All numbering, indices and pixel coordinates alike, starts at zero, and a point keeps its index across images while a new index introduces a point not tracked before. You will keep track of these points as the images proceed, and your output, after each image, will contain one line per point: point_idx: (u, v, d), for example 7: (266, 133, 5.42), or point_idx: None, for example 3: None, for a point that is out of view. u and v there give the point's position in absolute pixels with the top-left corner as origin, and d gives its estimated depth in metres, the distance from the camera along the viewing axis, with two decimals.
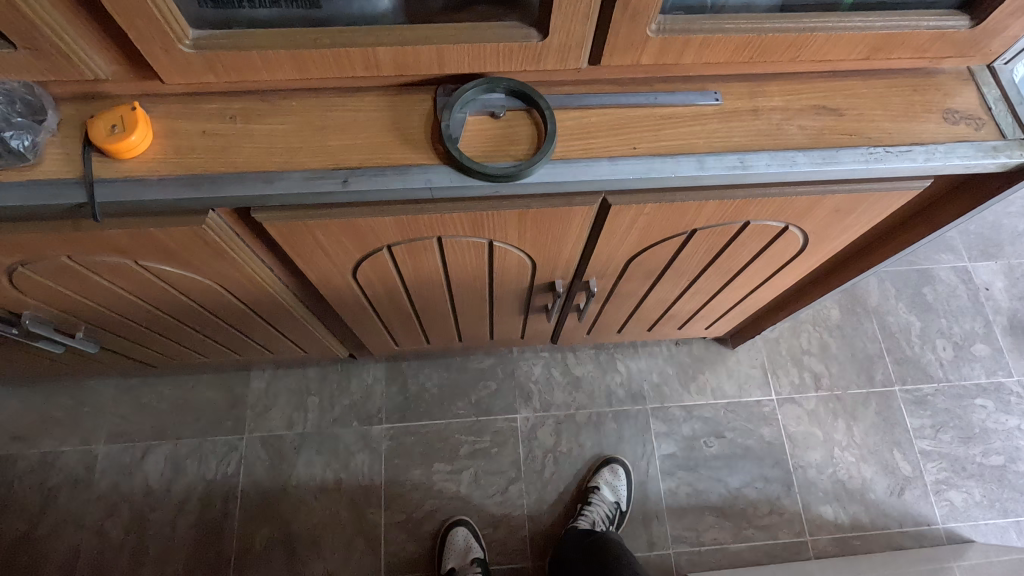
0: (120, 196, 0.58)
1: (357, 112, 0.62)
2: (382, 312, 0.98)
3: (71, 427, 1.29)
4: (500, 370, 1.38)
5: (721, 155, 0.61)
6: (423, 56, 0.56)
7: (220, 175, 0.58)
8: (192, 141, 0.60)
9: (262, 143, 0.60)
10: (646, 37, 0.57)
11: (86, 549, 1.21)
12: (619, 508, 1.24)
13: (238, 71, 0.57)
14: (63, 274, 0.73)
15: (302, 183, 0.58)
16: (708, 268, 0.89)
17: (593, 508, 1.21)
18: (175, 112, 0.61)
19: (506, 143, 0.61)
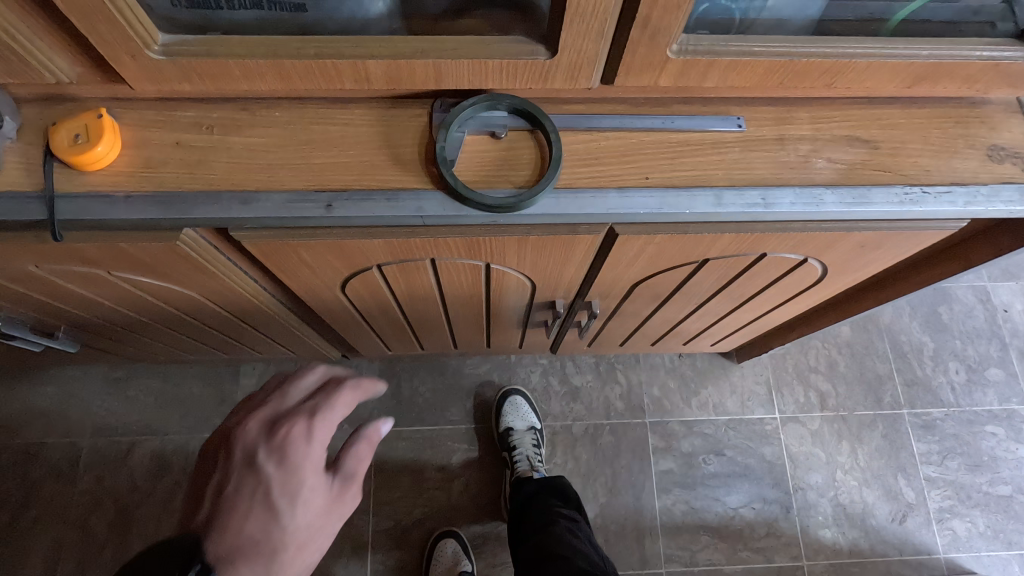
0: (86, 214, 0.53)
1: (345, 126, 0.57)
2: (373, 322, 0.94)
3: (57, 418, 1.26)
4: (496, 376, 1.35)
5: (741, 190, 0.56)
6: (417, 70, 0.51)
7: (194, 194, 0.53)
8: (164, 153, 0.55)
9: (241, 158, 0.55)
10: (665, 58, 0.51)
11: (69, 544, 1.19)
12: (538, 429, 1.27)
13: (214, 80, 0.52)
14: (33, 282, 0.69)
15: (283, 206, 0.53)
16: (719, 294, 0.84)
17: (519, 448, 1.22)
18: (147, 119, 0.56)
19: (507, 167, 0.56)
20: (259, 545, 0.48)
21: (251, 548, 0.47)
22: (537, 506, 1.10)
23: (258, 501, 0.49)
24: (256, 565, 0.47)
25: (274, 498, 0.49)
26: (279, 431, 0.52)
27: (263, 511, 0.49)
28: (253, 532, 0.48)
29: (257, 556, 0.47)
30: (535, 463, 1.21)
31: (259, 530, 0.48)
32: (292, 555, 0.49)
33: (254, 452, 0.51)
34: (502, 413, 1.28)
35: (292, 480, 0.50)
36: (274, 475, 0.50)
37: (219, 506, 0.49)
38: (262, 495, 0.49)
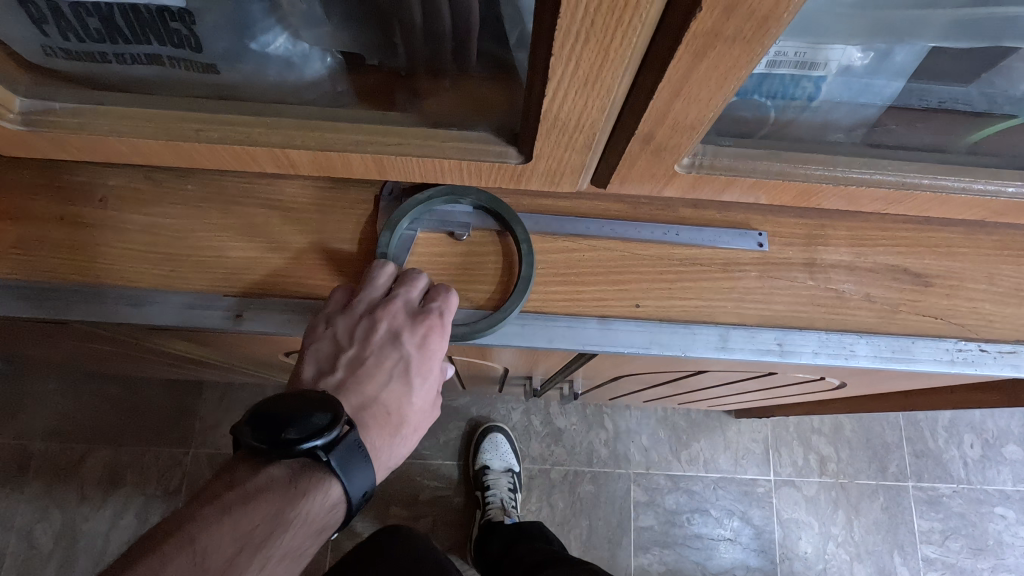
0: None
1: (272, 209, 0.46)
2: None
3: (7, 419, 1.20)
4: (475, 410, 1.26)
5: (753, 331, 0.45)
6: (355, 163, 0.40)
7: (74, 289, 0.43)
8: (45, 231, 0.44)
9: (140, 244, 0.45)
10: (672, 173, 0.39)
11: (13, 554, 1.14)
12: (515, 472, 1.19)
13: (99, 154, 0.42)
14: None
15: (183, 312, 0.43)
16: (719, 386, 0.74)
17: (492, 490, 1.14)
18: (27, 183, 0.45)
19: (465, 277, 0.46)
20: (391, 416, 0.44)
21: (384, 421, 0.43)
22: (530, 547, 1.01)
23: (397, 374, 0.44)
24: (389, 435, 0.43)
25: (412, 378, 0.44)
26: (423, 316, 0.42)
27: (400, 386, 0.44)
28: (388, 402, 0.44)
29: (389, 427, 0.44)
30: (506, 509, 1.12)
31: (393, 402, 0.44)
32: (415, 427, 0.46)
33: (396, 330, 0.43)
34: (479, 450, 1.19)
35: (430, 364, 0.45)
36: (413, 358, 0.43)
37: (356, 371, 0.43)
38: (402, 373, 0.44)
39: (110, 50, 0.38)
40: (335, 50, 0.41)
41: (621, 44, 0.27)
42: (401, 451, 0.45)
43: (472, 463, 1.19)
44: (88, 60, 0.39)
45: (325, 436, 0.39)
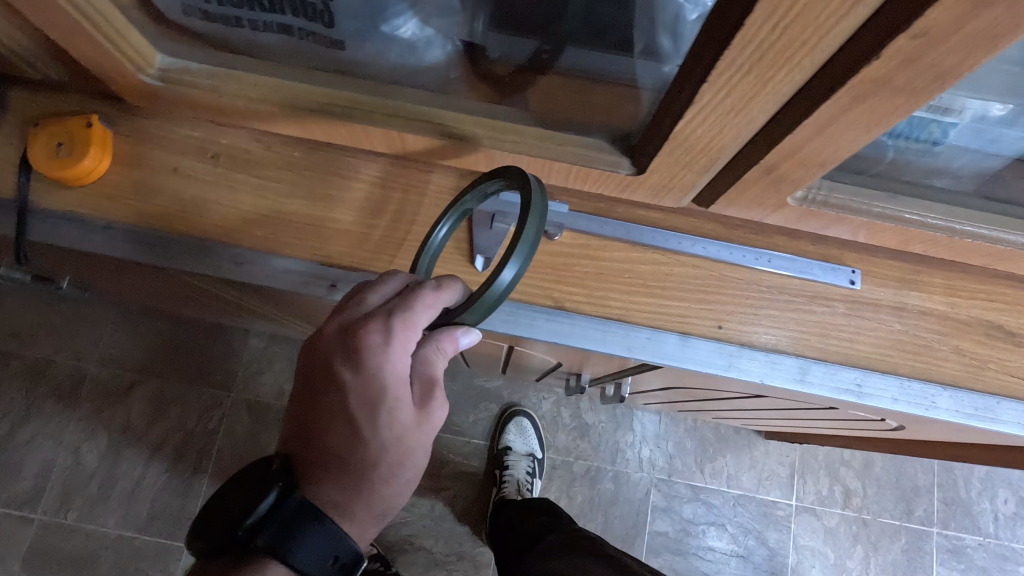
0: (55, 238, 0.45)
1: (372, 186, 0.47)
2: None
3: (67, 339, 1.26)
4: (507, 393, 1.28)
5: (833, 368, 0.45)
6: (466, 152, 0.41)
7: (181, 239, 0.45)
8: (159, 181, 0.46)
9: (245, 203, 0.46)
10: (783, 203, 0.39)
11: (60, 466, 1.21)
12: (537, 459, 1.21)
13: (223, 112, 0.43)
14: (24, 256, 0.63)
15: (281, 276, 0.45)
16: (768, 410, 0.73)
17: (511, 471, 1.16)
18: (146, 133, 0.47)
19: (555, 277, 0.46)
20: (346, 463, 0.40)
21: (341, 468, 0.40)
22: (535, 523, 1.02)
23: (342, 414, 0.40)
24: (346, 484, 0.40)
25: (359, 415, 0.40)
26: (353, 336, 0.39)
27: (348, 423, 0.40)
28: (341, 445, 0.40)
29: (346, 475, 0.40)
30: (522, 491, 1.15)
31: (346, 444, 0.40)
32: (390, 473, 0.41)
33: (335, 360, 0.40)
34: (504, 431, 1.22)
35: (378, 396, 0.39)
36: (354, 387, 0.39)
37: (312, 411, 0.42)
38: (346, 410, 0.40)
39: (245, 15, 0.38)
40: (457, 37, 0.41)
41: (781, 81, 0.27)
42: (376, 502, 0.41)
43: (496, 443, 1.22)
44: (222, 23, 0.39)
45: (257, 509, 0.38)
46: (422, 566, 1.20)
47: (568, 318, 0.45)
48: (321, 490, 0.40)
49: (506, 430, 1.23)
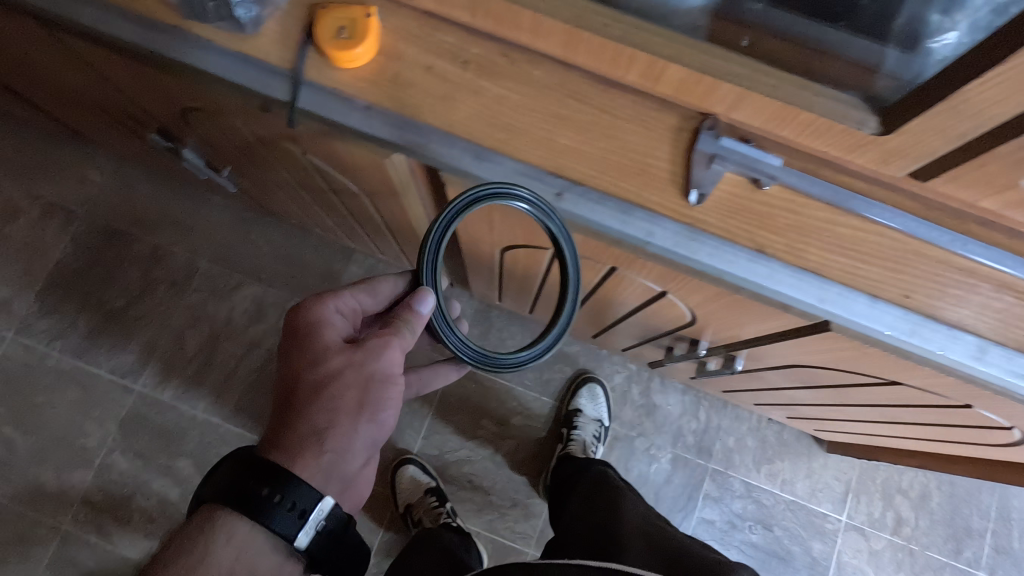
0: (323, 110, 0.52)
1: (601, 114, 0.51)
2: (506, 279, 0.92)
3: (186, 233, 1.35)
4: (582, 360, 1.32)
5: (1009, 352, 0.49)
6: (717, 91, 0.44)
7: (429, 129, 0.51)
8: (414, 76, 0.51)
9: (486, 109, 0.51)
10: (1015, 187, 0.42)
11: (163, 346, 1.31)
12: (604, 426, 1.25)
13: (496, 22, 0.47)
14: (236, 133, 0.70)
15: (515, 176, 0.51)
16: (876, 406, 0.77)
17: (579, 431, 1.21)
18: (407, 32, 0.52)
19: (758, 224, 0.49)
20: (292, 401, 0.62)
21: (289, 407, 0.62)
22: (587, 474, 1.05)
23: (285, 371, 0.64)
24: (294, 416, 0.61)
25: (297, 363, 0.63)
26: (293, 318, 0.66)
27: (289, 368, 0.64)
28: (289, 392, 0.63)
29: (293, 409, 0.62)
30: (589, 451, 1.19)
31: (292, 389, 0.63)
32: (315, 394, 0.61)
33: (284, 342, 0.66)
34: (577, 395, 1.27)
35: (309, 345, 0.64)
36: (293, 346, 0.64)
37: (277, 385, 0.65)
38: (289, 365, 0.64)
39: None
40: None
41: None
42: (309, 421, 0.61)
43: (568, 404, 1.27)
44: None
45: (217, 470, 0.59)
46: (477, 504, 1.27)
47: (767, 263, 0.49)
48: (281, 430, 0.61)
49: (578, 394, 1.27)
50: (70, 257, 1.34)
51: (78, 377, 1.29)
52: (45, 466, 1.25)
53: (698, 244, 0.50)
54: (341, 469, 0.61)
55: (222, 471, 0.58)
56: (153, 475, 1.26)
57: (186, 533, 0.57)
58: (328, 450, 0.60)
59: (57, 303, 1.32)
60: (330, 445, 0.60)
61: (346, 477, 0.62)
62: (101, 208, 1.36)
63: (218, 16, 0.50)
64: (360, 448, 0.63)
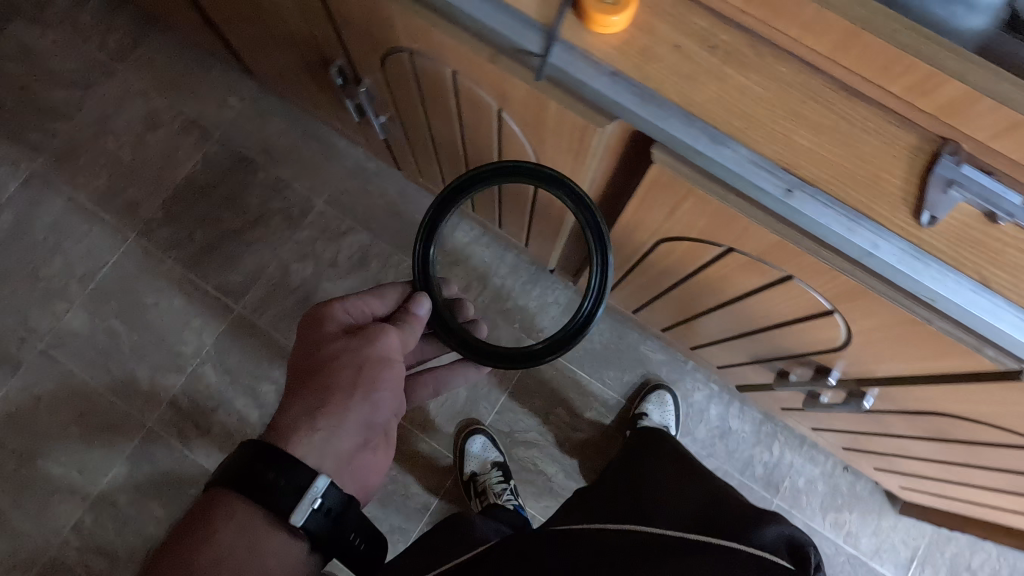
0: (568, 69, 0.54)
1: (839, 119, 0.51)
2: (635, 273, 0.93)
3: (309, 171, 1.40)
4: (665, 371, 1.32)
5: None
6: (988, 118, 0.44)
7: (668, 104, 0.52)
8: (661, 52, 0.52)
9: (726, 94, 0.51)
10: None
11: (269, 274, 1.36)
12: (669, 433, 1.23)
13: (769, 12, 0.48)
14: (434, 80, 0.73)
15: (746, 165, 0.52)
16: (1006, 472, 0.75)
17: None
18: (661, 8, 0.52)
19: (987, 258, 0.49)
20: (294, 388, 0.68)
21: (293, 395, 0.68)
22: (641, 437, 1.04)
23: (294, 364, 0.71)
24: (295, 402, 0.67)
25: (305, 356, 0.71)
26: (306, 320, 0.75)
27: (296, 358, 0.72)
28: (293, 382, 0.69)
29: (295, 396, 0.67)
30: None
31: (296, 379, 0.69)
32: (316, 379, 0.67)
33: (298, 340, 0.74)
34: (644, 399, 1.27)
35: (315, 338, 0.71)
36: (303, 342, 0.72)
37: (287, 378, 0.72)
38: (299, 358, 0.71)
39: None
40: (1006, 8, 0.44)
41: None
42: (308, 404, 0.66)
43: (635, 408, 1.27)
44: None
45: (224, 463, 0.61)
46: (537, 488, 1.28)
47: (989, 298, 0.49)
48: (283, 415, 0.66)
49: (646, 399, 1.27)
50: (198, 172, 1.40)
51: (186, 287, 1.35)
52: (142, 364, 1.31)
53: (921, 265, 0.50)
54: (333, 448, 0.65)
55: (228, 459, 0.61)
56: (237, 393, 1.31)
57: (185, 529, 0.59)
58: (322, 428, 0.65)
59: (179, 214, 1.38)
60: (323, 423, 0.65)
61: (338, 457, 0.65)
62: (234, 132, 1.42)
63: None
64: (353, 428, 0.66)
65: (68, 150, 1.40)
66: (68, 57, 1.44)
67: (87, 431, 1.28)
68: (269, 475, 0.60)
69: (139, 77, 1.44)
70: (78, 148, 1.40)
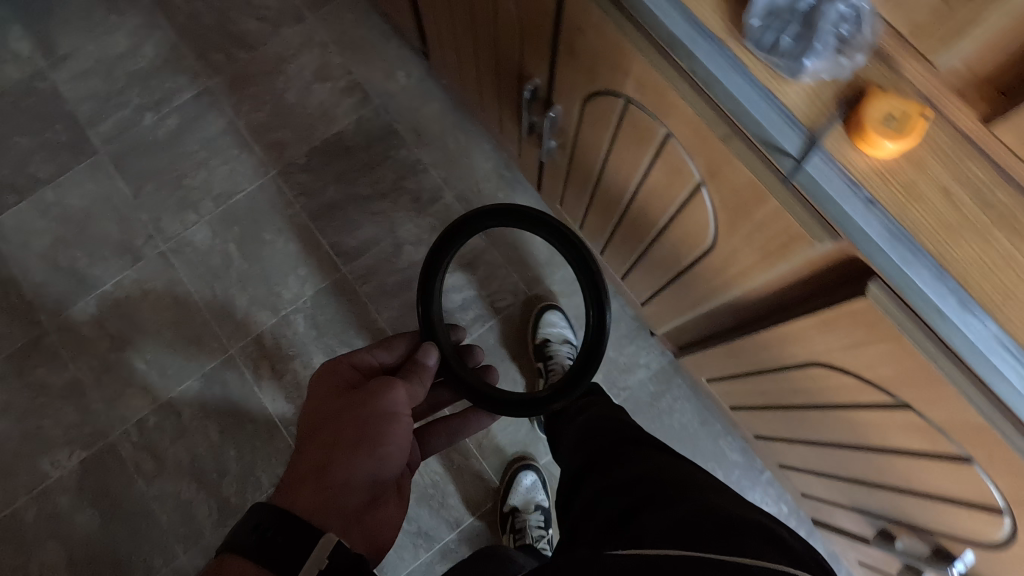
0: (819, 180, 0.51)
1: None
2: (758, 378, 0.88)
3: (448, 162, 1.42)
4: (736, 473, 1.25)
5: None
6: None
7: (922, 251, 0.47)
8: (928, 192, 0.47)
9: (991, 261, 0.45)
10: None
11: (381, 247, 1.39)
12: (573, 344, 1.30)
13: None
14: (640, 133, 0.71)
15: (991, 343, 0.47)
16: None
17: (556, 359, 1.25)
18: (941, 145, 0.47)
19: None
20: (302, 444, 0.69)
21: (300, 452, 0.68)
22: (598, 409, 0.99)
23: (302, 421, 0.73)
24: (303, 459, 0.67)
25: (314, 412, 0.73)
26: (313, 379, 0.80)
27: (301, 421, 0.74)
28: (301, 439, 0.70)
29: (303, 452, 0.68)
30: None
31: (304, 436, 0.71)
32: (324, 433, 0.69)
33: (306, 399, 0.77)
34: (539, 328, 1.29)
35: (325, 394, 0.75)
36: (312, 399, 0.76)
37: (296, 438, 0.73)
38: (307, 414, 0.74)
39: None
40: None
41: None
42: (315, 457, 0.67)
43: (535, 339, 1.29)
44: None
45: (232, 531, 0.58)
46: None
47: None
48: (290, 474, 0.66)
49: (542, 324, 1.30)
50: (348, 132, 1.45)
51: (304, 234, 1.39)
52: (243, 293, 1.36)
53: None
54: (338, 506, 0.63)
55: (236, 523, 0.59)
56: (317, 349, 1.34)
57: None
58: (326, 487, 0.64)
59: (319, 165, 1.43)
60: (328, 480, 0.64)
61: (345, 515, 0.64)
62: (392, 105, 1.46)
63: (763, 41, 0.49)
64: (360, 484, 0.66)
65: (242, 78, 1.48)
66: None
67: (176, 339, 1.34)
68: (275, 537, 0.57)
69: (324, 29, 1.50)
70: (251, 79, 1.48)
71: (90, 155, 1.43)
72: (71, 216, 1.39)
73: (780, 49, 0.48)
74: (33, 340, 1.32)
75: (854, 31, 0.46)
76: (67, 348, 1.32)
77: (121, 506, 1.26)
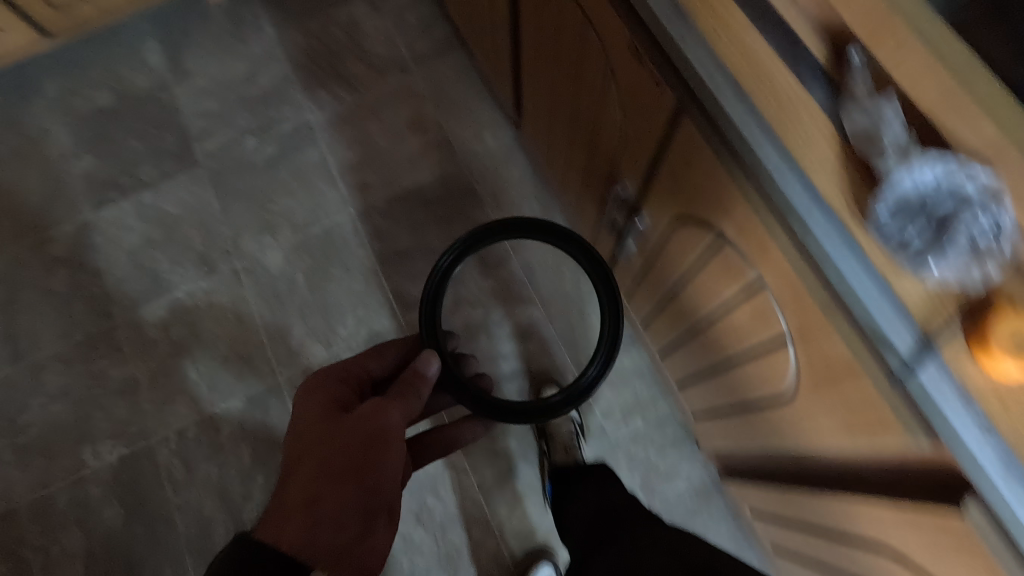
0: (932, 391, 0.48)
1: None
2: (810, 535, 0.83)
3: None
4: None
5: None
6: None
7: None
8: None
9: None
10: None
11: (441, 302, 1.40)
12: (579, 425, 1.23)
13: None
14: (731, 271, 0.70)
15: None
16: None
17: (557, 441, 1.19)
18: None
19: None
20: (291, 471, 0.67)
21: (290, 478, 0.66)
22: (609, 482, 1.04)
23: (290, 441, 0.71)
24: (293, 487, 0.65)
25: (304, 431, 0.71)
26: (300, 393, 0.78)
27: (288, 448, 0.71)
28: (291, 463, 0.68)
29: (293, 479, 0.66)
30: None
31: (293, 459, 0.69)
32: (315, 458, 0.67)
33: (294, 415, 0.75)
34: None
35: (315, 411, 0.73)
36: (301, 417, 0.73)
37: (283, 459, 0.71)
38: (296, 433, 0.71)
39: None
40: None
41: None
42: (305, 485, 0.64)
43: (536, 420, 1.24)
44: None
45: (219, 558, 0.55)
46: None
47: None
48: (277, 501, 0.64)
49: None
50: (429, 185, 1.49)
51: (370, 276, 1.43)
52: (301, 323, 1.40)
53: None
54: (327, 538, 0.61)
55: (219, 554, 0.55)
56: None
57: None
58: (314, 518, 0.61)
59: (396, 212, 1.47)
60: (317, 511, 0.62)
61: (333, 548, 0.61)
62: (476, 166, 1.49)
63: (889, 234, 0.45)
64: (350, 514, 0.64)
65: (342, 118, 1.55)
66: (381, 44, 1.61)
67: (230, 355, 1.38)
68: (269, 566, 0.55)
69: (425, 84, 1.57)
70: (349, 121, 1.55)
71: (191, 167, 1.52)
72: (162, 221, 1.48)
73: (905, 247, 0.44)
74: (103, 332, 1.39)
75: (992, 243, 0.40)
76: (131, 344, 1.38)
77: (146, 509, 1.29)
